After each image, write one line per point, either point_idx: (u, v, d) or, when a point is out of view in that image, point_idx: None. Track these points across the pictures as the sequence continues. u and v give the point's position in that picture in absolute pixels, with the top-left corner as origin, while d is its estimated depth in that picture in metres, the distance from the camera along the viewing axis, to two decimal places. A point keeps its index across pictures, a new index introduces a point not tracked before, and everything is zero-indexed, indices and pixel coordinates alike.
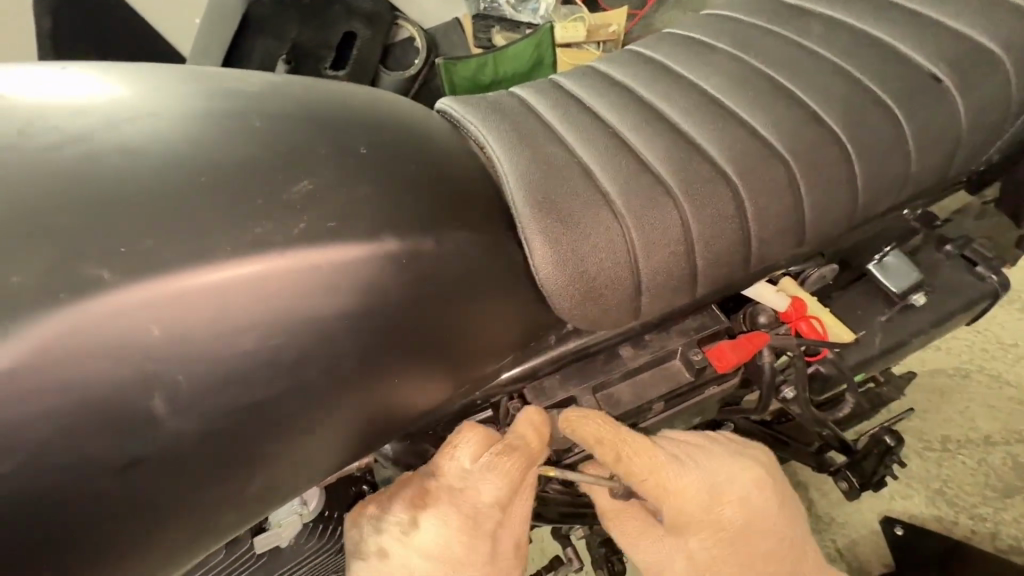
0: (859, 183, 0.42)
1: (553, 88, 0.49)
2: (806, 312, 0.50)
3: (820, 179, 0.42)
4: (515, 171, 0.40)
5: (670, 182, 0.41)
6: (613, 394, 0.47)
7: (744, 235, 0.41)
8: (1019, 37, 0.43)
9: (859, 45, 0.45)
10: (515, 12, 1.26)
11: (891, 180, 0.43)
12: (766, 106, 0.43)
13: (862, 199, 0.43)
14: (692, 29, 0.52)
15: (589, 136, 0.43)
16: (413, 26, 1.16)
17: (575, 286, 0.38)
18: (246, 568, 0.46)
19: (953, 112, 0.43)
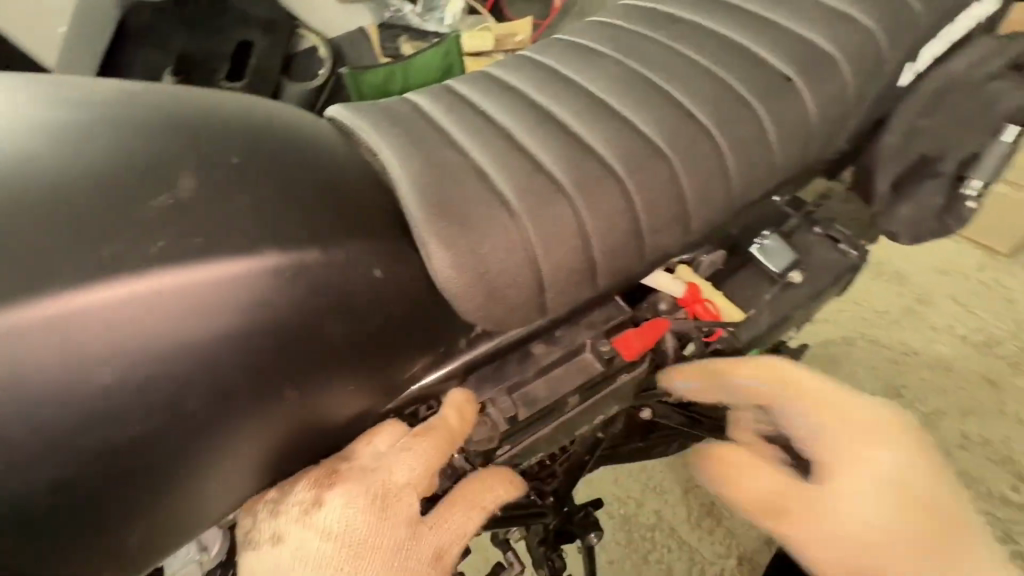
0: (732, 172, 0.46)
1: (447, 94, 0.49)
2: (700, 295, 0.54)
3: (698, 171, 0.45)
4: (408, 175, 0.40)
5: (562, 180, 0.42)
6: (528, 392, 0.47)
7: (638, 226, 0.43)
8: (853, 40, 0.49)
9: (723, 49, 0.49)
10: (421, 21, 1.25)
11: (762, 171, 0.47)
12: (646, 106, 0.46)
13: (736, 187, 0.47)
14: (577, 34, 0.54)
15: (483, 139, 0.44)
16: (311, 33, 1.17)
17: (474, 287, 0.39)
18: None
19: (806, 108, 0.48)
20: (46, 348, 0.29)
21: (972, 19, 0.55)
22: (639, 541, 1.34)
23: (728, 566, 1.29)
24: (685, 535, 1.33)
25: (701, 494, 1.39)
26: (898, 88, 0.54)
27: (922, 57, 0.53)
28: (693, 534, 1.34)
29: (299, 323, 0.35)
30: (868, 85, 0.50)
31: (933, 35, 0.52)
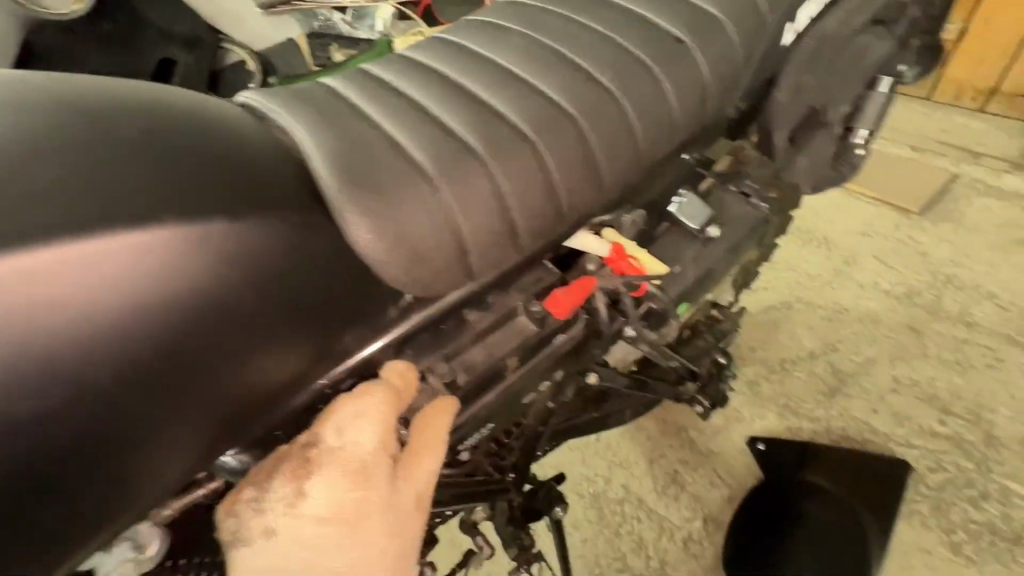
0: (638, 131, 0.49)
1: (360, 75, 0.49)
2: (625, 253, 0.57)
3: (605, 131, 0.47)
4: (321, 149, 0.40)
5: (474, 144, 0.43)
6: (467, 358, 0.56)
7: (554, 185, 0.46)
8: (734, 4, 0.53)
9: (619, 17, 0.52)
10: (353, 29, 1.42)
11: (664, 127, 0.50)
12: (549, 71, 0.48)
13: (644, 145, 0.50)
14: (486, 14, 0.56)
15: (396, 113, 0.45)
16: (240, 48, 1.32)
17: (395, 250, 0.40)
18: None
19: (699, 67, 0.51)
20: (41, 296, 0.41)
21: None
22: (610, 516, 1.38)
23: (695, 527, 1.34)
24: (652, 503, 1.38)
25: (665, 463, 1.45)
26: (780, 46, 0.60)
27: (797, 15, 0.58)
28: (660, 502, 1.39)
29: (235, 281, 0.47)
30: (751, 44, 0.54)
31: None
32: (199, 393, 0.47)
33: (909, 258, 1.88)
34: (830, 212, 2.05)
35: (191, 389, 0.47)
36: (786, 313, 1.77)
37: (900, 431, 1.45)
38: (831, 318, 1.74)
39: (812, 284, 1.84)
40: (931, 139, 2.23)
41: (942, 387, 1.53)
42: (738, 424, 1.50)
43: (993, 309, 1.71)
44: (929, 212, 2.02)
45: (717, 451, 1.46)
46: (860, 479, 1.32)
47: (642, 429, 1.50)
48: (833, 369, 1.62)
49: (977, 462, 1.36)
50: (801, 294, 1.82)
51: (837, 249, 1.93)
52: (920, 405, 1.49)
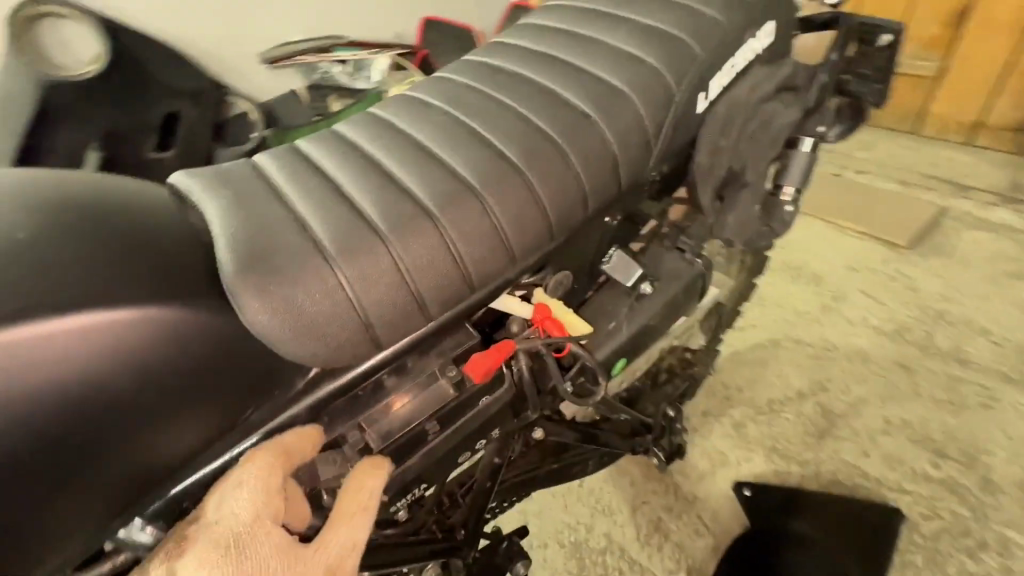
0: (546, 204, 0.54)
1: (292, 152, 0.55)
2: (548, 314, 0.63)
3: (511, 206, 0.53)
4: (228, 234, 0.46)
5: (380, 224, 0.49)
6: (386, 427, 0.63)
7: (456, 260, 0.51)
8: (635, 80, 0.62)
9: (534, 95, 0.59)
10: (352, 80, 1.66)
11: (575, 194, 0.56)
12: (463, 149, 0.54)
13: (553, 216, 0.55)
14: (418, 91, 0.62)
15: (312, 193, 0.50)
16: (244, 102, 1.61)
17: (289, 328, 0.45)
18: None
19: (607, 139, 0.58)
20: None
21: (751, 51, 0.73)
22: (590, 565, 1.34)
23: None
24: (635, 553, 1.35)
25: (649, 511, 1.42)
26: (698, 111, 0.69)
27: (709, 86, 0.69)
28: (642, 551, 1.35)
29: (188, 351, 0.56)
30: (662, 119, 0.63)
31: (716, 68, 0.69)
32: (151, 445, 0.56)
33: (899, 292, 1.86)
34: (818, 247, 2.05)
35: (144, 441, 0.55)
36: (774, 351, 1.76)
37: (892, 475, 1.41)
38: (819, 357, 1.72)
39: (801, 321, 1.83)
40: (919, 173, 2.23)
41: (935, 428, 1.49)
42: (723, 468, 1.48)
43: (987, 346, 1.67)
44: (920, 246, 2.00)
45: (702, 497, 1.43)
46: (847, 529, 1.30)
47: (626, 474, 1.48)
48: (822, 410, 1.58)
49: (972, 510, 1.32)
50: (789, 331, 1.80)
51: (825, 284, 1.93)
52: (913, 447, 1.45)
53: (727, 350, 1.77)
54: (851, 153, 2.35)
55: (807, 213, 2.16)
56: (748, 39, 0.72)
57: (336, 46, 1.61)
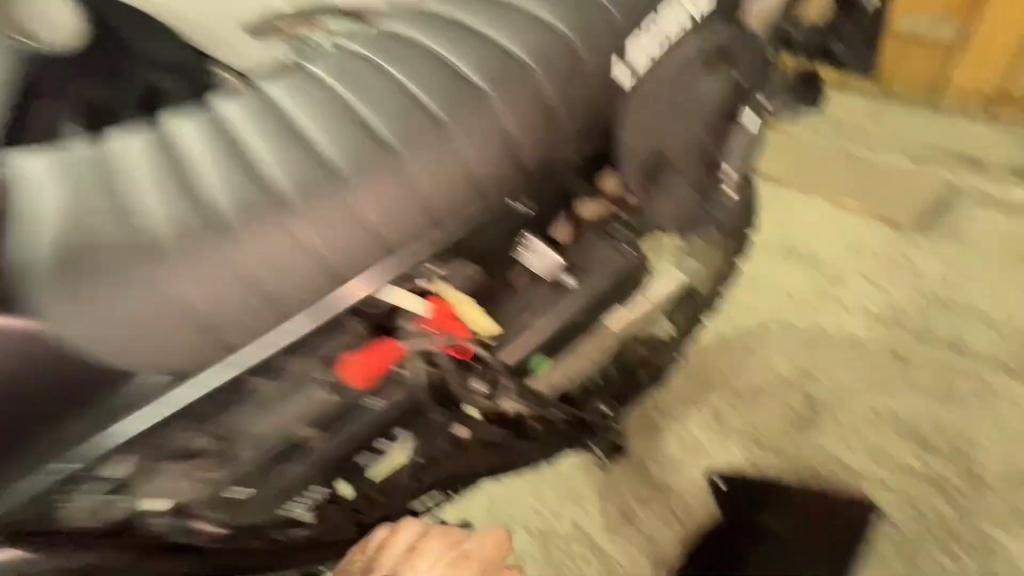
0: (427, 168, 0.70)
1: (178, 141, 0.70)
2: (440, 312, 0.82)
3: (372, 185, 0.68)
4: (57, 239, 0.64)
5: (230, 219, 0.66)
6: (287, 412, 0.80)
7: (327, 247, 0.68)
8: (538, 47, 0.73)
9: (423, 63, 0.72)
10: None
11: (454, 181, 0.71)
12: (298, 148, 0.69)
13: (434, 179, 0.70)
14: (313, 59, 0.75)
15: (170, 194, 0.67)
16: None
17: (110, 325, 0.64)
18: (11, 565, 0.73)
19: (484, 132, 0.72)
20: None
21: (673, 33, 0.80)
22: (557, 552, 1.34)
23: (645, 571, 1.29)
24: (602, 543, 1.34)
25: (619, 498, 1.39)
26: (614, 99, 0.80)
27: (623, 68, 0.77)
28: (610, 541, 1.34)
29: (54, 360, 0.64)
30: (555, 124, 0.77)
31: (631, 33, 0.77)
32: (32, 433, 0.66)
33: (900, 277, 1.76)
34: (820, 225, 1.92)
35: (27, 428, 0.66)
36: (763, 336, 1.67)
37: (872, 469, 1.38)
38: (810, 345, 1.64)
39: (793, 305, 1.73)
40: (940, 145, 2.03)
41: (923, 421, 1.43)
42: (698, 459, 1.44)
43: (987, 336, 1.59)
44: (928, 227, 1.88)
45: (675, 488, 1.40)
46: (816, 522, 1.28)
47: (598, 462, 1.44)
48: (808, 400, 1.52)
49: (953, 507, 1.31)
50: (780, 316, 1.71)
51: (822, 266, 1.82)
52: (897, 441, 1.41)
53: (713, 334, 1.67)
54: (874, 120, 2.10)
55: (810, 189, 2.00)
56: (666, 25, 0.79)
57: None
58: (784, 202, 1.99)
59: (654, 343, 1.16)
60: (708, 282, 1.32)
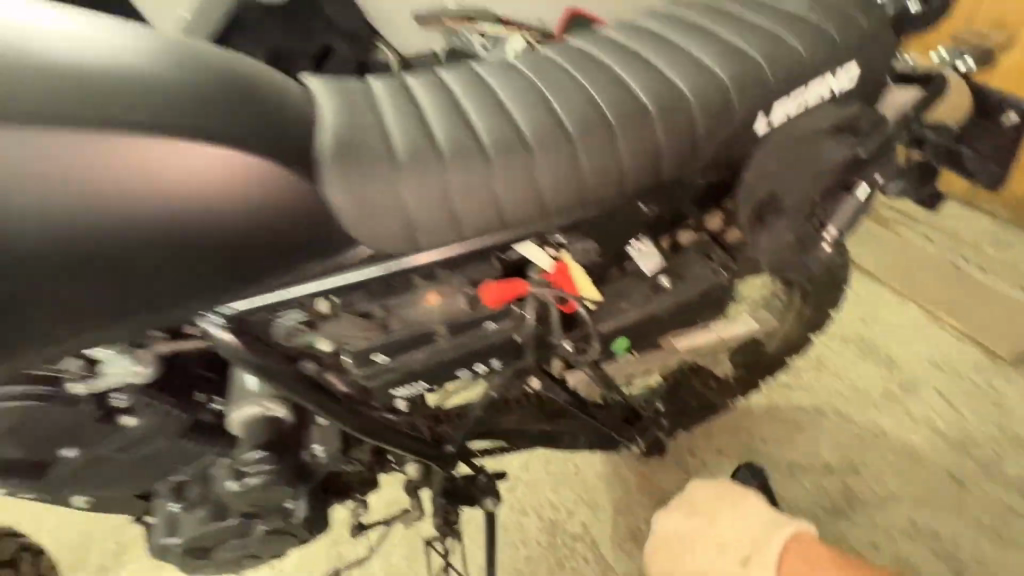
0: (517, 192, 0.57)
1: (340, 86, 0.62)
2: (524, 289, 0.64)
3: (465, 179, 0.56)
4: (194, 102, 0.50)
5: (326, 154, 0.54)
6: (295, 369, 0.64)
7: (449, 198, 0.55)
8: (665, 99, 0.62)
9: (540, 96, 0.63)
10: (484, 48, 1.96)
11: (613, 170, 0.60)
12: (415, 116, 0.60)
13: (511, 207, 0.58)
14: (454, 79, 0.67)
15: (328, 107, 0.58)
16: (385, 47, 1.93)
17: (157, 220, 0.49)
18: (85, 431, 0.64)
19: (564, 180, 0.59)
20: None
21: (825, 88, 0.65)
22: (561, 545, 1.41)
23: None
24: (604, 550, 1.40)
25: (631, 517, 1.45)
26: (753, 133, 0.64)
27: (772, 109, 0.63)
28: (612, 551, 1.40)
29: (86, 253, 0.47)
30: (706, 203, 0.72)
31: (782, 93, 0.63)
32: None
33: (983, 404, 1.64)
34: (907, 332, 1.79)
35: None
36: (816, 417, 1.63)
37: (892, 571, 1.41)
38: (864, 439, 1.59)
39: (856, 399, 1.65)
40: None
41: (964, 547, 1.42)
42: None
43: None
44: None
45: None
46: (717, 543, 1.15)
47: (622, 477, 1.49)
48: (845, 488, 1.52)
49: None
50: (840, 404, 1.64)
51: (898, 374, 1.70)
52: (929, 557, 1.42)
53: (766, 401, 1.66)
54: (982, 247, 1.96)
55: (906, 298, 1.86)
56: (823, 75, 0.64)
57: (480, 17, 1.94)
58: (872, 299, 1.86)
59: (716, 377, 1.23)
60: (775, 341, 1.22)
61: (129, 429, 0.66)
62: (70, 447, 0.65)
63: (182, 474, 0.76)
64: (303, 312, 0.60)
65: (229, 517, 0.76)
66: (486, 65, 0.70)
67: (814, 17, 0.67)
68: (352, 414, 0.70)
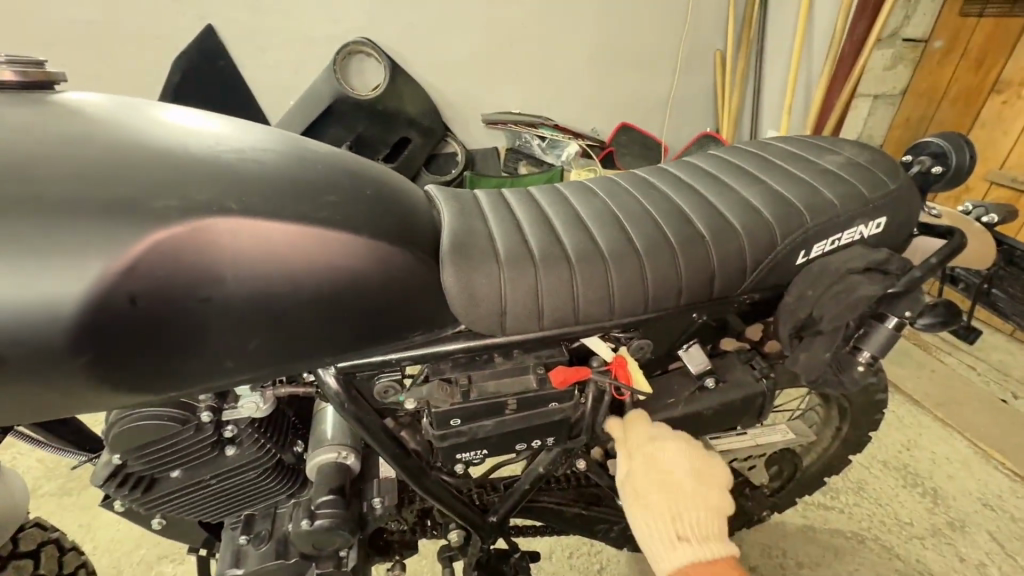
0: (590, 292, 0.69)
1: (453, 196, 0.77)
2: (588, 375, 0.73)
3: (552, 279, 0.68)
4: (350, 197, 0.62)
5: (444, 250, 0.67)
6: (384, 423, 0.73)
7: (538, 294, 0.68)
8: (719, 228, 0.75)
9: (614, 216, 0.76)
10: (544, 153, 2.22)
11: (673, 282, 0.71)
12: (511, 223, 0.74)
13: (585, 305, 0.69)
14: (541, 195, 0.82)
15: (445, 211, 0.73)
16: (457, 144, 2.21)
17: (311, 287, 0.58)
18: (196, 458, 0.74)
19: (633, 286, 0.70)
20: None
21: (857, 234, 0.78)
22: None
23: None
24: None
25: None
26: (793, 264, 0.77)
27: (811, 247, 0.76)
28: None
29: (247, 309, 0.56)
30: (755, 319, 0.81)
31: (820, 235, 0.76)
32: None
33: None
34: (951, 465, 1.72)
35: None
36: (856, 546, 1.53)
37: None
38: None
39: (900, 531, 1.56)
40: None
41: None
42: None
43: None
44: None
45: None
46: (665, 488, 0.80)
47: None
48: None
49: None
50: (882, 534, 1.55)
51: (945, 508, 1.61)
52: None
53: (802, 521, 1.59)
54: None
55: (949, 427, 1.83)
56: (857, 224, 0.77)
57: (546, 128, 2.22)
58: (913, 426, 1.83)
59: (752, 485, 1.25)
60: (813, 454, 1.23)
61: (228, 458, 0.75)
62: (177, 468, 0.75)
63: (254, 508, 0.84)
64: (400, 371, 0.70)
65: (290, 555, 0.82)
66: (566, 185, 0.86)
67: (849, 175, 0.81)
68: (419, 472, 0.77)
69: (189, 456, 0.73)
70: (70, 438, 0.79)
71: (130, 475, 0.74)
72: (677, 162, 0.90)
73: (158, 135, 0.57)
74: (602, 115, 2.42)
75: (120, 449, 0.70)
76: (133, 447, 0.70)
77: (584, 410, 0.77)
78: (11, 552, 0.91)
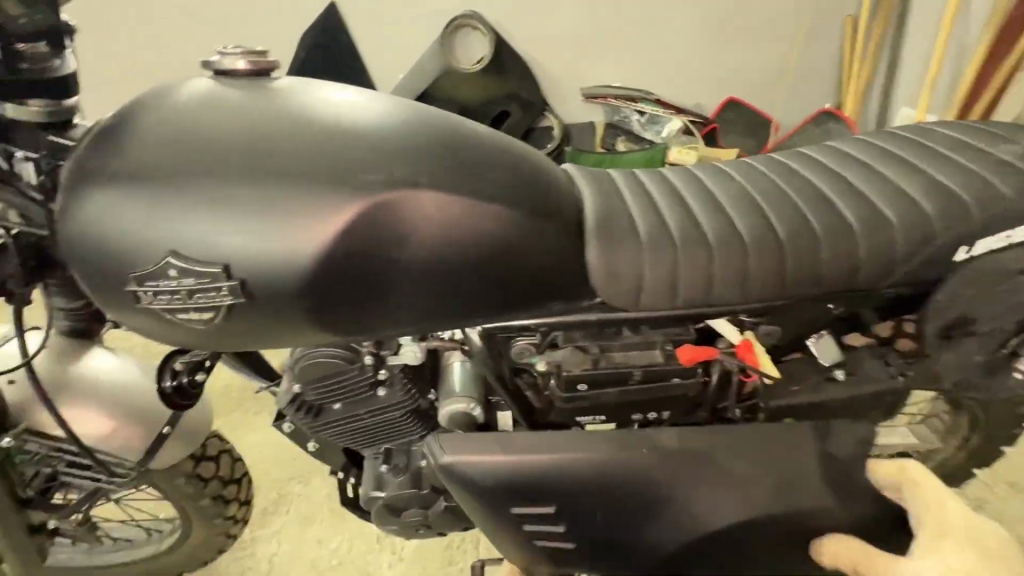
0: (728, 274, 0.71)
1: (590, 174, 0.81)
2: (714, 355, 0.76)
3: (691, 259, 0.71)
4: (512, 175, 0.68)
5: (588, 225, 0.72)
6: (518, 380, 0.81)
7: (675, 273, 0.71)
8: (869, 218, 0.72)
9: (754, 200, 0.77)
10: (643, 129, 2.17)
11: (815, 270, 0.71)
12: (649, 202, 0.77)
13: (721, 286, 0.71)
14: (676, 176, 0.84)
15: (585, 187, 0.78)
16: (554, 120, 2.16)
17: (480, 254, 0.66)
18: (357, 394, 0.87)
19: (773, 271, 0.71)
20: None
21: None
22: None
23: None
24: None
25: None
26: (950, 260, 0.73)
27: (975, 243, 0.71)
28: None
29: (426, 270, 0.64)
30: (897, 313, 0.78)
31: (986, 232, 0.71)
32: None
33: None
34: None
35: None
36: None
37: None
38: None
39: None
40: None
41: None
42: None
43: None
44: None
45: None
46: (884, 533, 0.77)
47: None
48: None
49: None
50: None
51: None
52: None
53: None
54: None
55: None
56: None
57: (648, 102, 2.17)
58: None
59: None
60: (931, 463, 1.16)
61: (381, 397, 0.87)
62: (340, 401, 0.88)
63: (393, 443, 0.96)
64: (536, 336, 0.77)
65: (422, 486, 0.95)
66: (700, 167, 0.86)
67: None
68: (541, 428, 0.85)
69: (351, 392, 0.86)
70: (254, 366, 0.96)
71: (303, 402, 0.89)
72: (820, 147, 0.87)
73: (357, 112, 0.66)
74: (710, 90, 2.30)
75: (301, 379, 0.84)
76: (311, 379, 0.84)
77: (705, 387, 0.80)
78: (202, 454, 1.13)
